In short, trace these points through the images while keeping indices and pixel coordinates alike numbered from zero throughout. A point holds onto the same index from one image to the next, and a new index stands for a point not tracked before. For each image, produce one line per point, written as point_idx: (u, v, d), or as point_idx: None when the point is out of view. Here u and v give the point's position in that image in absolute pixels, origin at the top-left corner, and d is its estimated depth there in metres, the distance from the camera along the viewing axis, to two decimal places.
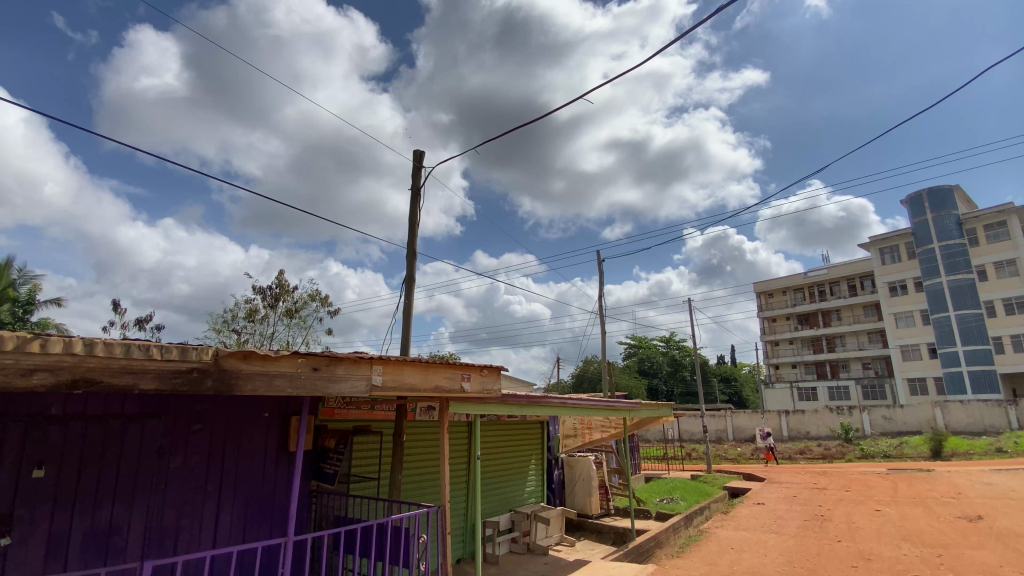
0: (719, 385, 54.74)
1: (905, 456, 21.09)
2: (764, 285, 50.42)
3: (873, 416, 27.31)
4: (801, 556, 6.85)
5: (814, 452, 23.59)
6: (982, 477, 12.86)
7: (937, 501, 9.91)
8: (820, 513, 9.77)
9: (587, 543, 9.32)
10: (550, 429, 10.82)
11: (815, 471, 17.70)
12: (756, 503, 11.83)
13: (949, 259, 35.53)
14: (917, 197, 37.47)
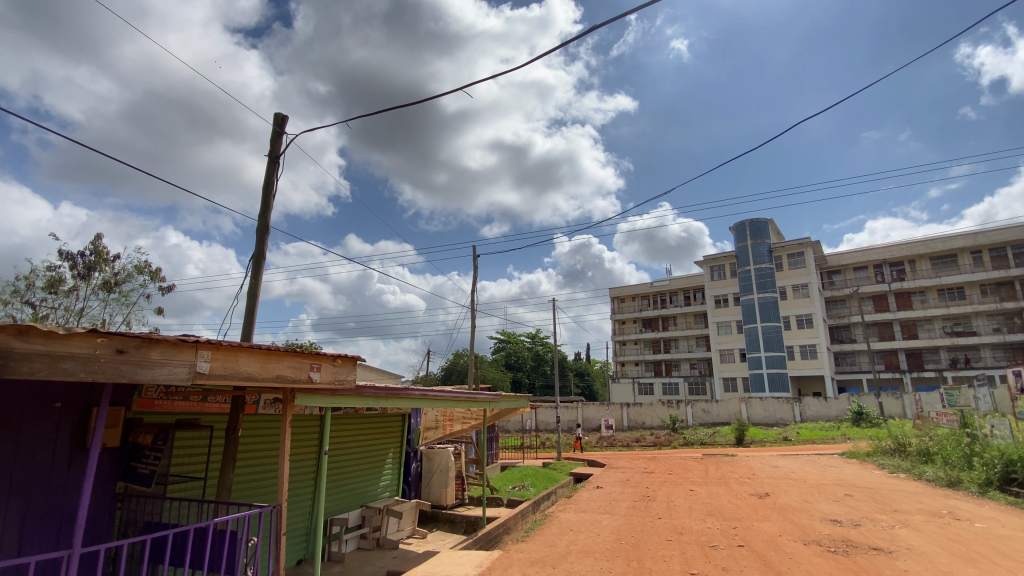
0: (574, 379, 59.10)
1: (716, 443, 24.88)
2: (619, 290, 55.61)
3: (694, 409, 31.74)
4: (628, 534, 7.65)
5: (647, 440, 26.69)
6: (769, 461, 15.66)
7: (736, 481, 11.88)
8: (648, 494, 11.07)
9: (439, 534, 9.38)
10: (411, 421, 10.66)
11: (647, 457, 20.03)
12: (596, 487, 12.98)
13: (761, 279, 42.66)
14: (741, 226, 44.20)
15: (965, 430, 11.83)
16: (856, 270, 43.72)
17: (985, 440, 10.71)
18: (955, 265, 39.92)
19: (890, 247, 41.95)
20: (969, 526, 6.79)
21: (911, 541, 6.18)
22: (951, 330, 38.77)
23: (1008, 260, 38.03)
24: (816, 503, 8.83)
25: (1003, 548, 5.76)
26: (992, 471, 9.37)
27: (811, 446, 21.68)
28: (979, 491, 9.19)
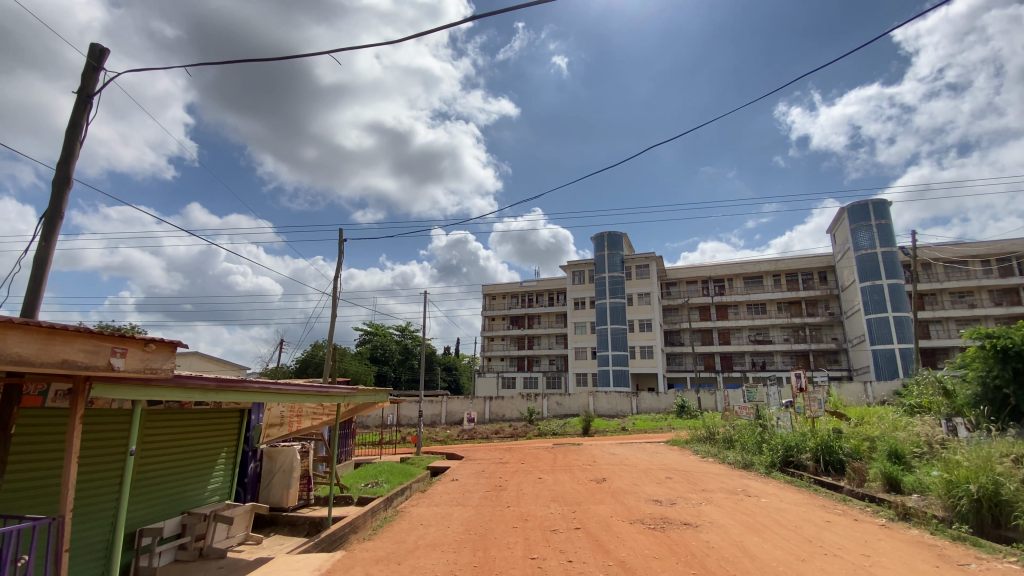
0: (441, 373, 59.10)
1: (566, 434, 26.80)
2: (490, 287, 56.94)
3: (549, 402, 33.81)
4: (476, 524, 7.85)
5: (505, 431, 27.73)
6: (608, 449, 17.32)
7: (580, 468, 12.90)
8: (499, 484, 11.45)
9: (276, 538, 8.62)
10: (251, 417, 9.62)
11: (503, 448, 20.83)
12: (451, 480, 13.07)
13: (614, 286, 46.99)
14: (601, 237, 48.20)
15: (758, 421, 14.35)
16: (689, 283, 50.54)
17: (770, 429, 13.10)
18: (761, 284, 48.29)
19: (716, 265, 49.27)
20: (757, 502, 8.22)
21: (714, 516, 7.28)
22: (755, 338, 46.80)
23: (797, 284, 47.13)
24: (643, 486, 9.96)
25: (779, 518, 7.09)
26: (775, 454, 11.48)
27: (644, 435, 24.51)
28: (765, 472, 11.20)
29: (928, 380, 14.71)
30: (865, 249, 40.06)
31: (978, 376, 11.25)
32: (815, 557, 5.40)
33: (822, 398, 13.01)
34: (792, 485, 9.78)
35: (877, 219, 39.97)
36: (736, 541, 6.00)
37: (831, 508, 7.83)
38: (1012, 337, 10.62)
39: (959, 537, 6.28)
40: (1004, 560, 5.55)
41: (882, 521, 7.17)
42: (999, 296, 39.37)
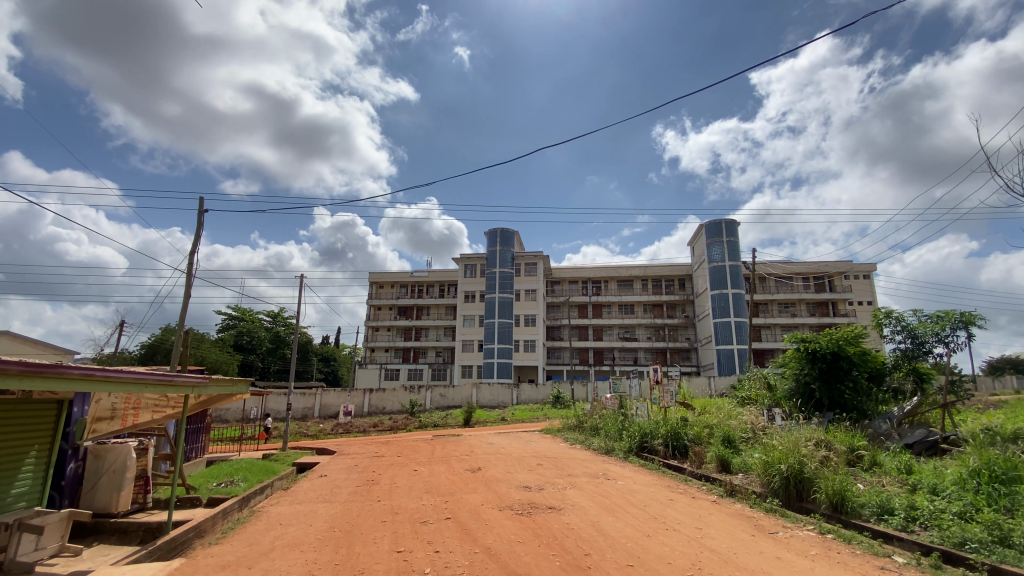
0: (317, 364, 55.56)
1: (446, 425, 26.82)
2: (377, 276, 54.79)
3: (433, 394, 33.57)
4: (342, 520, 7.50)
5: (384, 425, 26.91)
6: (485, 439, 17.67)
7: (456, 459, 12.96)
8: (371, 478, 11.07)
9: (100, 549, 7.39)
10: (72, 410, 8.17)
11: (379, 441, 20.20)
12: (319, 476, 12.33)
13: (503, 281, 47.94)
14: (494, 233, 48.85)
15: (621, 411, 15.65)
16: (571, 282, 53.52)
17: (630, 418, 14.37)
18: (632, 287, 52.72)
19: (597, 268, 52.72)
20: (615, 484, 8.97)
21: (576, 499, 7.79)
22: (623, 335, 51.01)
23: (662, 289, 52.34)
24: (515, 473, 10.32)
25: (632, 499, 7.80)
26: (632, 440, 12.60)
27: (520, 425, 25.47)
28: (624, 456, 12.27)
29: (756, 376, 17.23)
30: (718, 262, 45.71)
31: (794, 374, 13.39)
32: (659, 533, 6.02)
33: (675, 391, 14.61)
34: (645, 468, 10.83)
35: (728, 236, 45.88)
36: (594, 522, 6.46)
37: (675, 488, 8.82)
38: (819, 342, 12.84)
39: (771, 509, 7.48)
40: (803, 527, 6.73)
41: (714, 498, 8.28)
42: (812, 307, 47.43)
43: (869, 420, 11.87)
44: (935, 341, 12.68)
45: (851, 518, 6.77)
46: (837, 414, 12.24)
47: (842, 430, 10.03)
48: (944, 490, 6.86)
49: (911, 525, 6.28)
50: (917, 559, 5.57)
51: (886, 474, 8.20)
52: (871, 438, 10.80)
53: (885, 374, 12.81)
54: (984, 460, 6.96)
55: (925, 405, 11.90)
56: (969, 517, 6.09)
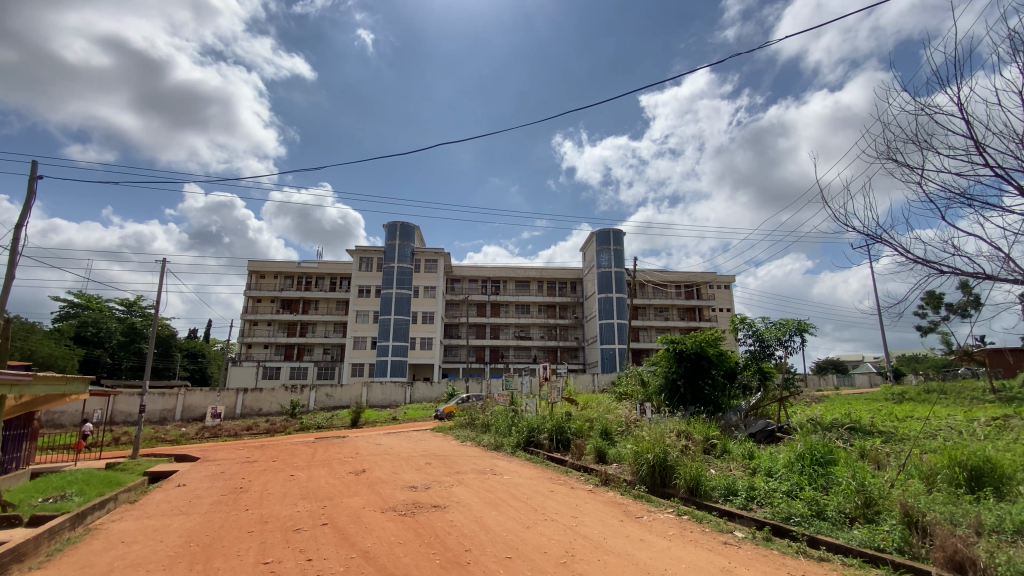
0: (181, 360, 49.55)
1: (332, 427, 25.40)
2: (258, 265, 50.35)
3: (318, 394, 31.67)
4: (200, 534, 6.77)
5: (260, 428, 24.72)
6: (373, 439, 17.05)
7: (339, 461, 12.33)
8: (240, 485, 10.14)
9: None
10: None
11: (253, 445, 18.54)
12: (176, 486, 11.00)
13: (401, 277, 46.64)
14: (393, 226, 47.37)
15: (511, 407, 16.03)
16: (470, 281, 53.72)
17: (520, 414, 14.81)
18: (529, 288, 54.38)
19: (495, 268, 53.55)
20: (500, 479, 9.18)
21: (461, 495, 7.85)
22: (518, 334, 52.35)
23: (555, 291, 54.69)
24: (402, 473, 10.12)
25: (516, 492, 8.05)
26: (519, 436, 12.98)
27: (411, 425, 25.00)
28: (511, 451, 12.59)
29: (633, 373, 18.72)
30: (605, 268, 48.90)
31: (664, 372, 14.75)
32: (538, 523, 6.29)
33: (562, 387, 15.35)
34: (530, 462, 11.22)
35: (615, 244, 49.34)
36: (476, 517, 6.56)
37: (556, 480, 9.28)
38: (685, 343, 14.33)
39: (639, 495, 8.20)
40: (665, 511, 7.45)
41: (590, 487, 8.86)
42: (683, 312, 52.71)
43: (722, 413, 13.46)
44: (777, 345, 14.68)
45: (703, 500, 7.65)
46: (697, 408, 13.74)
47: (701, 422, 11.26)
48: (777, 471, 8.03)
49: (751, 504, 7.26)
50: (753, 533, 6.46)
51: (733, 459, 9.39)
52: (724, 428, 12.28)
53: (738, 372, 14.59)
54: (808, 446, 8.26)
55: (767, 400, 13.80)
56: (794, 494, 7.19)
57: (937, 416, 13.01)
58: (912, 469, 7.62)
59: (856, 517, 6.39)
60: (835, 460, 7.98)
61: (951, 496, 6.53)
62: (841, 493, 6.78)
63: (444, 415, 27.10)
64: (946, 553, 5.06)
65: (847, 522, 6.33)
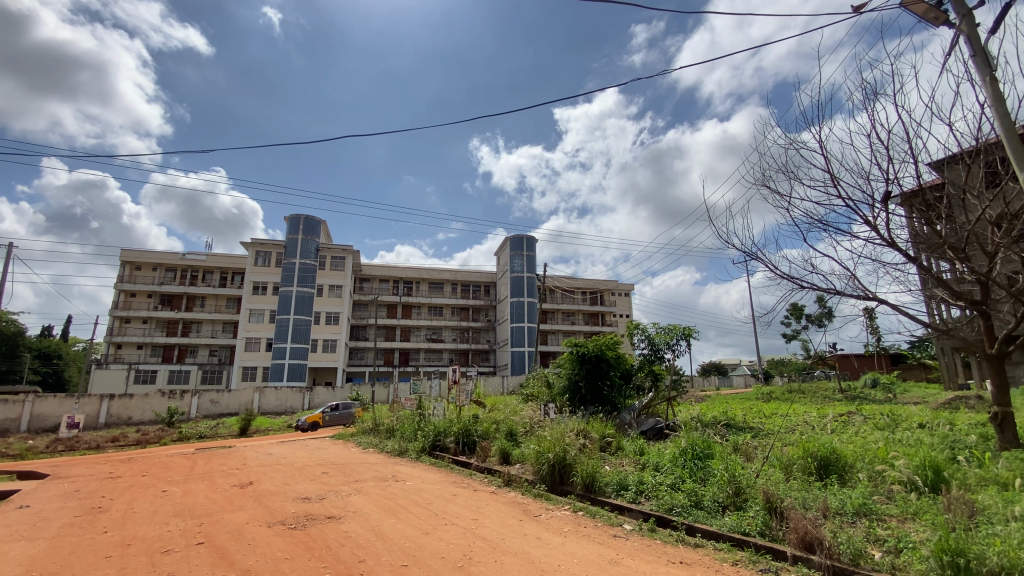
0: (30, 362, 42.55)
1: (217, 436, 23.20)
2: (134, 255, 44.79)
3: (201, 400, 28.76)
4: (45, 562, 5.84)
5: (128, 439, 21.89)
6: (265, 449, 15.81)
7: (223, 474, 11.30)
8: (99, 505, 8.87)
9: None
10: None
11: (118, 458, 16.36)
12: (17, 508, 9.39)
13: (302, 274, 43.91)
14: (296, 219, 44.47)
15: (417, 411, 15.72)
16: (379, 281, 52.01)
17: (426, 418, 14.59)
18: (441, 290, 53.89)
19: (406, 268, 52.37)
20: (402, 486, 8.95)
21: (359, 505, 7.54)
22: (430, 336, 51.62)
23: (469, 294, 54.69)
24: (294, 484, 9.51)
25: (417, 498, 7.91)
26: (425, 440, 12.77)
27: (304, 432, 23.46)
28: (416, 456, 12.34)
29: (539, 375, 19.24)
30: (518, 273, 49.86)
31: (568, 374, 15.35)
32: (437, 529, 6.23)
33: (470, 390, 15.37)
34: (434, 466, 11.09)
35: (528, 250, 50.51)
36: (373, 526, 6.36)
37: (460, 483, 9.25)
38: (587, 346, 15.04)
39: (539, 494, 8.44)
40: (562, 508, 7.74)
41: (493, 489, 8.97)
42: (589, 317, 55.31)
43: (618, 412, 14.33)
44: (666, 348, 15.87)
45: (598, 495, 8.07)
46: (595, 407, 14.49)
47: (598, 421, 11.87)
48: (664, 466, 8.70)
49: (640, 497, 7.79)
50: (640, 525, 6.94)
51: (626, 455, 10.03)
52: (619, 426, 13.09)
53: (633, 373, 15.57)
54: (690, 442, 9.04)
55: (657, 399, 14.92)
56: (676, 485, 7.83)
57: (797, 412, 14.91)
58: (774, 460, 8.64)
59: (728, 505, 7.10)
60: (712, 454, 8.81)
61: (804, 483, 7.49)
62: (716, 484, 7.50)
63: (306, 424, 24.52)
64: (799, 534, 5.76)
65: (720, 510, 7.02)
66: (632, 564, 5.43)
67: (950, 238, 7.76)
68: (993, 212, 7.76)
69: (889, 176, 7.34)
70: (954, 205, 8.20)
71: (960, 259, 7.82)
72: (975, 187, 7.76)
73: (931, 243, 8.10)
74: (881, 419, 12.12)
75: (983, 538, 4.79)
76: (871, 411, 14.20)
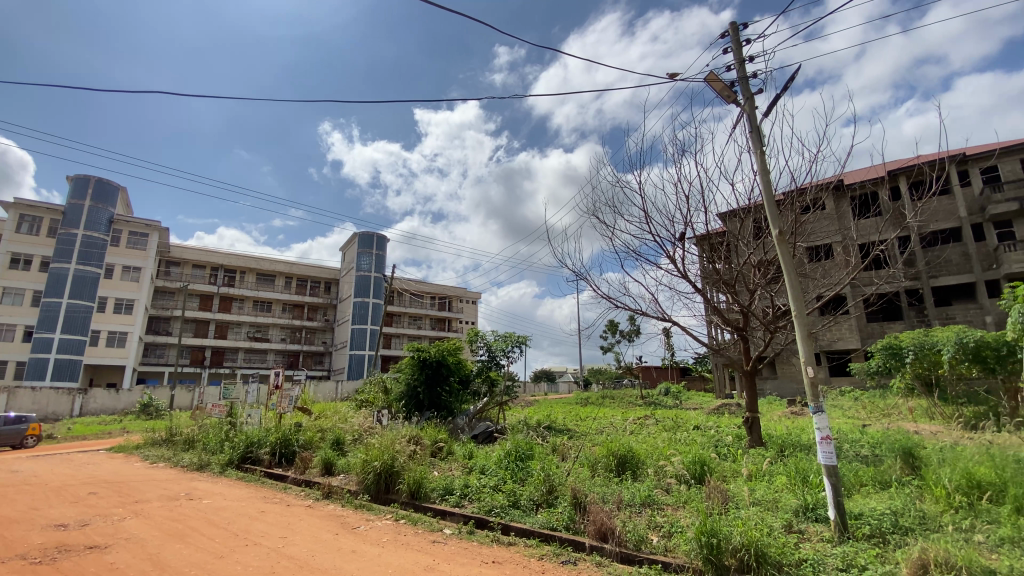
0: None
1: None
2: None
3: None
4: None
5: None
6: (4, 466, 12.38)
7: None
8: None
9: None
10: None
11: None
12: None
13: (86, 249, 35.79)
14: (83, 180, 36.27)
15: (227, 418, 13.92)
16: (194, 267, 45.13)
17: (237, 427, 12.99)
18: (272, 283, 48.83)
19: (230, 255, 46.45)
20: (197, 505, 7.80)
21: (135, 530, 6.35)
22: (252, 334, 46.16)
23: (305, 290, 50.49)
24: (46, 509, 7.63)
25: (214, 518, 6.99)
26: (233, 452, 11.35)
27: (56, 446, 18.67)
28: (219, 470, 10.87)
29: (375, 381, 18.50)
30: (364, 271, 47.60)
31: (406, 380, 15.09)
32: (235, 551, 5.59)
33: (294, 396, 14.12)
34: (242, 481, 9.91)
35: (376, 249, 48.62)
36: (150, 554, 5.42)
37: (270, 499, 8.41)
38: (429, 352, 15.05)
39: (360, 505, 8.13)
40: (383, 517, 7.57)
41: (310, 502, 8.36)
42: (434, 322, 55.33)
43: (453, 418, 14.57)
44: (502, 355, 16.66)
45: (422, 502, 8.07)
46: (432, 413, 14.52)
47: (431, 427, 11.92)
48: (489, 468, 9.11)
49: (463, 501, 8.02)
50: (460, 528, 7.14)
51: (455, 460, 10.24)
52: (452, 431, 13.36)
53: (471, 378, 16.02)
54: (514, 444, 9.61)
55: (489, 404, 15.57)
56: (497, 487, 8.24)
57: (607, 417, 16.88)
58: (584, 460, 9.63)
59: (541, 503, 7.69)
60: (532, 455, 9.49)
61: (605, 479, 8.52)
62: (533, 483, 8.09)
63: None
64: (596, 527, 6.50)
65: (534, 508, 7.57)
66: (446, 569, 5.55)
67: (725, 276, 9.63)
68: (755, 258, 9.81)
69: (687, 221, 8.89)
70: (729, 250, 10.21)
71: (731, 292, 9.70)
72: (745, 238, 9.75)
73: (714, 278, 9.91)
74: (668, 422, 14.38)
75: (729, 521, 5.97)
76: (663, 415, 16.74)
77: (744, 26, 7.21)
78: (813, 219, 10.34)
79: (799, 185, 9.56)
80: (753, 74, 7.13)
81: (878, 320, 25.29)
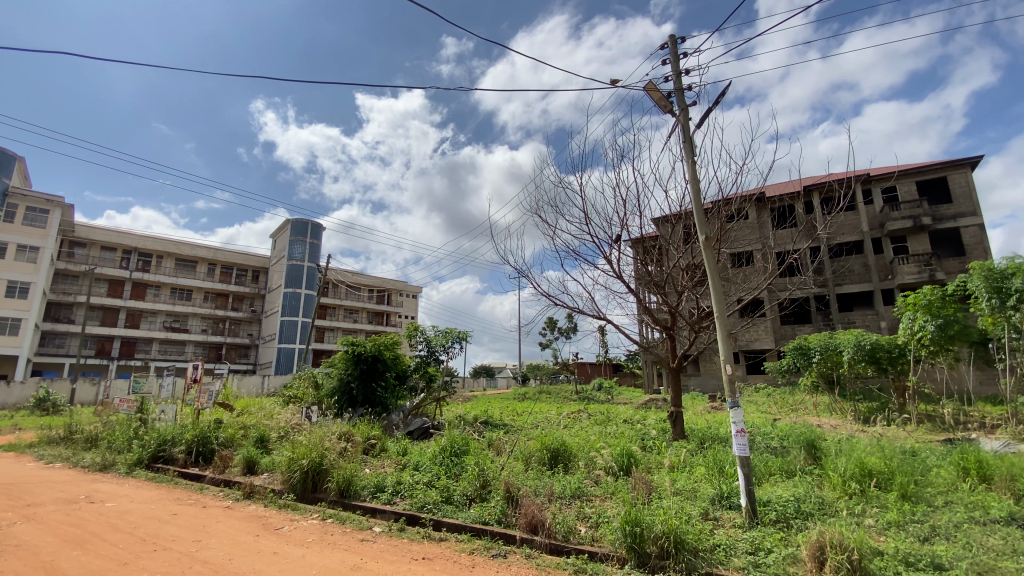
0: None
1: None
2: None
3: None
4: None
5: None
6: None
7: None
8: None
9: None
10: None
11: None
12: None
13: None
14: None
15: (136, 415, 12.82)
16: (103, 249, 41.11)
17: (148, 424, 12.02)
18: (193, 270, 45.44)
19: (144, 237, 42.72)
20: (99, 508, 7.13)
21: (25, 537, 5.72)
22: (169, 324, 42.87)
23: (230, 278, 47.44)
24: None
25: (119, 522, 6.44)
26: (143, 451, 10.49)
27: None
28: (126, 471, 10.00)
29: (305, 375, 17.78)
30: (297, 261, 45.43)
31: (338, 375, 14.52)
32: (141, 557, 5.18)
33: (214, 390, 13.26)
34: (152, 482, 9.19)
35: (311, 238, 46.55)
36: (43, 563, 4.91)
37: (184, 500, 7.86)
38: (364, 346, 14.62)
39: (285, 504, 7.79)
40: (309, 517, 7.29)
41: (229, 503, 7.90)
42: (372, 316, 53.85)
43: (387, 414, 14.26)
44: (441, 350, 16.51)
45: (351, 500, 7.85)
46: (366, 409, 14.16)
47: (364, 423, 11.60)
48: (422, 465, 9.01)
49: (395, 498, 7.89)
50: (391, 526, 7.02)
51: (387, 457, 10.05)
52: (387, 428, 13.08)
53: (409, 374, 15.76)
54: (449, 440, 9.60)
55: (426, 400, 15.39)
56: (430, 483, 8.19)
57: (542, 411, 17.21)
58: (518, 454, 9.76)
59: (474, 498, 7.73)
60: (467, 450, 9.51)
61: (538, 472, 8.71)
62: (466, 479, 8.11)
63: None
64: (528, 519, 6.62)
65: (467, 503, 7.59)
66: (374, 568, 5.44)
67: (656, 277, 10.12)
68: (683, 261, 10.37)
69: (623, 224, 9.24)
70: (660, 253, 10.71)
71: (660, 293, 10.21)
72: (675, 242, 10.27)
73: (645, 279, 10.37)
74: (598, 416, 14.88)
75: (652, 511, 6.29)
76: (594, 409, 17.31)
77: (682, 40, 7.57)
78: (736, 227, 11.08)
79: (725, 195, 10.17)
80: (688, 87, 7.51)
81: (790, 322, 27.47)
